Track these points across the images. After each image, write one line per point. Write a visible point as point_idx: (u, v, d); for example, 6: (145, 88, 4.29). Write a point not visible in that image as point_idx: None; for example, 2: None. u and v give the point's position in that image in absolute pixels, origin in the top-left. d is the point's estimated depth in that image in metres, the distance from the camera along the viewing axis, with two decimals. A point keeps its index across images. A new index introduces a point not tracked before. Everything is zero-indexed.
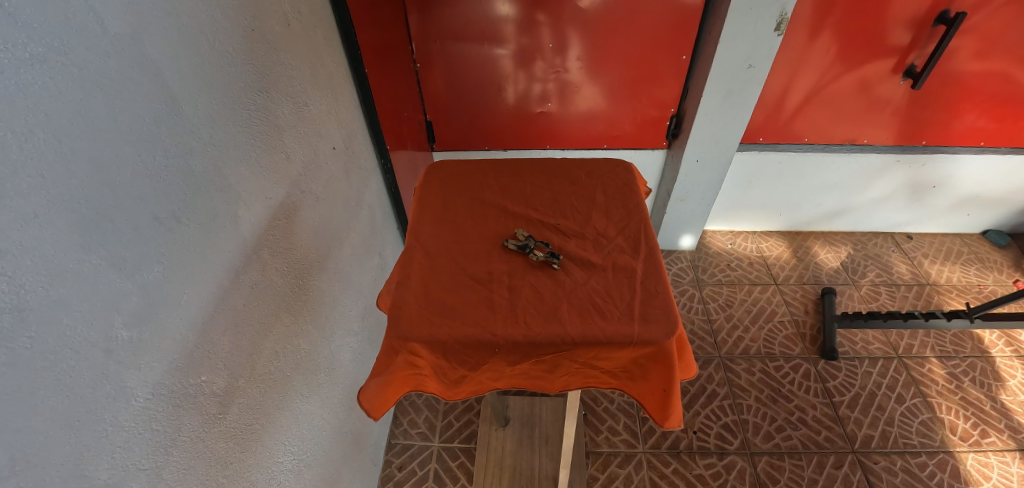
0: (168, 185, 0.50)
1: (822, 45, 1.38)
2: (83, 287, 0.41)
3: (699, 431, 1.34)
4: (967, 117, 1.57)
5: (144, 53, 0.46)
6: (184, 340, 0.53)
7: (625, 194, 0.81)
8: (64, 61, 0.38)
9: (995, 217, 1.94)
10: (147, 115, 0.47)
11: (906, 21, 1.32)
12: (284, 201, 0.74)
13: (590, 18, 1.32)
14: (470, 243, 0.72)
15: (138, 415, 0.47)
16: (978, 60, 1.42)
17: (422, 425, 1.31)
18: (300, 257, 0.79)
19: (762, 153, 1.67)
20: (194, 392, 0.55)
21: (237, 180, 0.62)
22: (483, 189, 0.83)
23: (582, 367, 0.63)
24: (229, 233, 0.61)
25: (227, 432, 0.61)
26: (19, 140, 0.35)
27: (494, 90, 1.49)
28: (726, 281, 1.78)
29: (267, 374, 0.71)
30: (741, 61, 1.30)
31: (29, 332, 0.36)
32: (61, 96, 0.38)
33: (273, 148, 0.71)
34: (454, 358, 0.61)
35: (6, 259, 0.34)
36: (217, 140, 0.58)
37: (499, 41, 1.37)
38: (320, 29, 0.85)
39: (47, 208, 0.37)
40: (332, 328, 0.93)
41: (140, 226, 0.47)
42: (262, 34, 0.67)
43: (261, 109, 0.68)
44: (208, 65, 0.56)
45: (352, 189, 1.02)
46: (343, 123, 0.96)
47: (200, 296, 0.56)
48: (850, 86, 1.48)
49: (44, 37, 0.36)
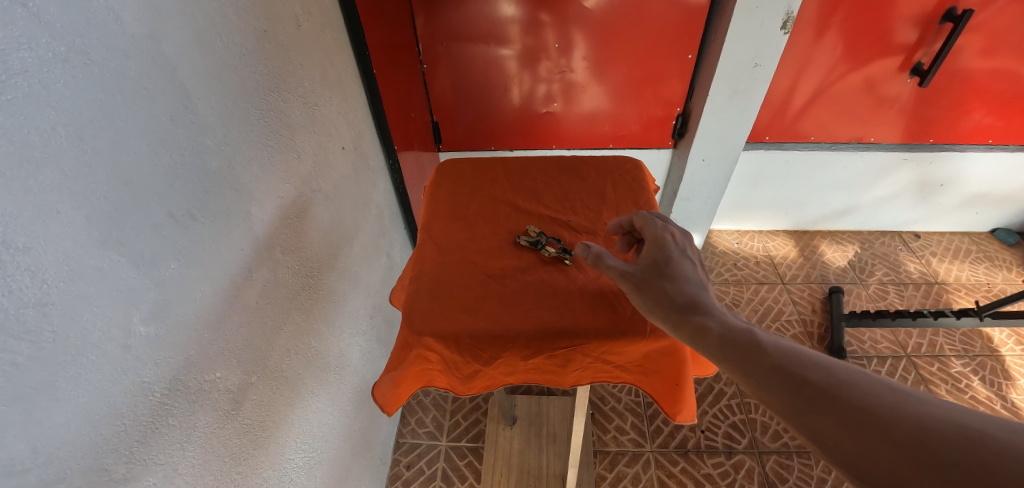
0: (185, 183, 0.51)
1: (828, 44, 1.38)
2: (103, 282, 0.42)
3: (706, 430, 1.33)
4: (975, 115, 1.56)
5: (161, 52, 0.47)
6: (198, 337, 0.54)
7: (635, 190, 0.81)
8: (86, 60, 0.39)
9: (1004, 215, 1.92)
10: (164, 114, 0.48)
11: (913, 19, 1.32)
12: (295, 200, 0.75)
13: (595, 18, 1.32)
14: (481, 239, 0.72)
15: (155, 410, 0.48)
16: (984, 58, 1.41)
17: (430, 424, 1.32)
18: (310, 255, 0.80)
19: (768, 152, 1.67)
20: (209, 387, 0.56)
21: (249, 179, 0.63)
22: (493, 186, 0.83)
23: (595, 362, 0.63)
24: (243, 231, 0.62)
25: (240, 429, 0.62)
26: (41, 137, 0.36)
27: (499, 90, 1.50)
28: (732, 280, 1.78)
29: (279, 371, 0.71)
30: (747, 60, 1.29)
31: (51, 326, 0.37)
32: (82, 95, 0.39)
33: (285, 148, 0.72)
34: (468, 353, 0.60)
35: (28, 254, 0.35)
36: (230, 138, 0.58)
37: (504, 42, 1.37)
38: (330, 31, 0.86)
39: (68, 205, 0.38)
40: (341, 327, 0.93)
41: (158, 223, 0.47)
42: (275, 35, 0.68)
43: (273, 109, 0.68)
44: (222, 64, 0.57)
45: (361, 188, 1.02)
46: (352, 123, 0.96)
47: (214, 292, 0.56)
48: (855, 84, 1.48)
49: (66, 36, 0.37)
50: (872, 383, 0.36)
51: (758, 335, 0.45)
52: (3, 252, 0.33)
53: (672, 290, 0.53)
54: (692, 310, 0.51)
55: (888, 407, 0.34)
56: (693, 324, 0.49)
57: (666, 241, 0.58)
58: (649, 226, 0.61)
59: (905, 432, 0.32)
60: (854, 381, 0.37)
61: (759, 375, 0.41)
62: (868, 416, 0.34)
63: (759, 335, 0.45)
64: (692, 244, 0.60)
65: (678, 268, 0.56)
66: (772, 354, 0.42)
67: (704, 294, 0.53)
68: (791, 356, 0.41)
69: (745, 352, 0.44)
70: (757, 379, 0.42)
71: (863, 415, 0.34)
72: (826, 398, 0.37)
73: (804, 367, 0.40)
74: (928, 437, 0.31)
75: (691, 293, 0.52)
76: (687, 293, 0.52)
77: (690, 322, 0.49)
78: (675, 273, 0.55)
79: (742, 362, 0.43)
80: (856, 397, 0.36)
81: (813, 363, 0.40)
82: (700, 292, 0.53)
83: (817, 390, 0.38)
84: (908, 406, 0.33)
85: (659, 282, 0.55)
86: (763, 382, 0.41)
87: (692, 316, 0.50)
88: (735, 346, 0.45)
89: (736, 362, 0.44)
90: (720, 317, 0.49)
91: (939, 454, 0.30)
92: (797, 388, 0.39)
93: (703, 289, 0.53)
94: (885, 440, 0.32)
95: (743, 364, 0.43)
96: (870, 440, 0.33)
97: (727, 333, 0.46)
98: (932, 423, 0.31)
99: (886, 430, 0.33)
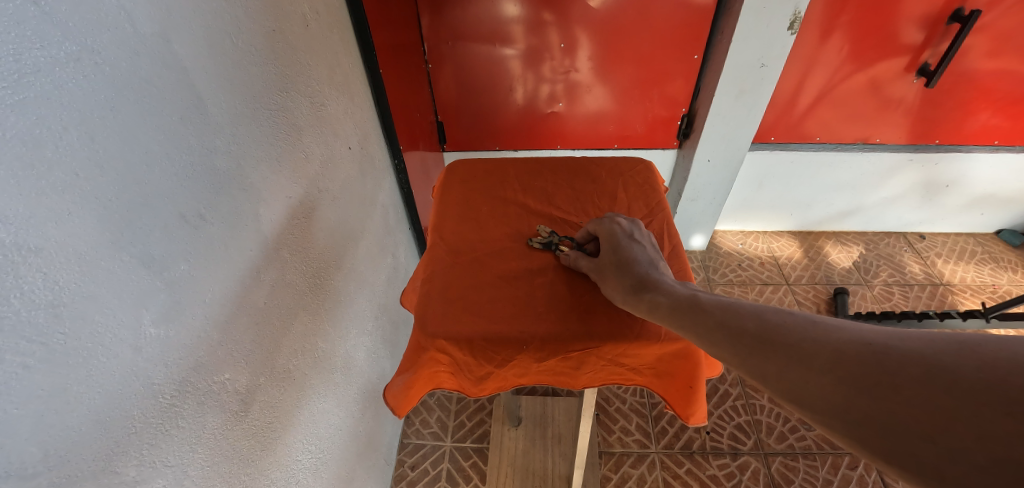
0: (195, 183, 0.51)
1: (835, 44, 1.37)
2: (113, 284, 0.41)
3: (712, 432, 1.33)
4: (981, 116, 1.56)
5: (171, 51, 0.47)
6: (207, 338, 0.53)
7: (646, 192, 0.80)
8: (97, 60, 0.39)
9: (1009, 217, 1.92)
10: (174, 114, 0.47)
11: (920, 19, 1.31)
12: (303, 200, 0.74)
13: (600, 18, 1.31)
14: (492, 241, 0.72)
15: (164, 411, 0.47)
16: (991, 59, 1.41)
17: (434, 425, 1.31)
18: (317, 256, 0.79)
19: (773, 152, 1.66)
20: (218, 389, 0.55)
21: (258, 179, 0.62)
22: (503, 187, 0.83)
23: (608, 364, 0.62)
24: (252, 232, 0.61)
25: (248, 430, 0.62)
26: (53, 138, 0.35)
27: (504, 90, 1.49)
28: (737, 281, 1.77)
29: (286, 372, 0.71)
30: (753, 60, 1.29)
31: (62, 328, 0.37)
32: (94, 95, 0.38)
33: (293, 149, 0.71)
34: (481, 355, 0.59)
35: (40, 256, 0.35)
36: (240, 139, 0.58)
37: (509, 42, 1.37)
38: (337, 30, 0.86)
39: (79, 206, 0.38)
40: (347, 327, 0.93)
41: (168, 224, 0.47)
42: (284, 35, 0.68)
43: (282, 109, 0.68)
44: (232, 64, 0.56)
45: (367, 189, 1.02)
46: (358, 123, 0.96)
47: (223, 293, 0.56)
48: (861, 85, 1.48)
49: (78, 36, 0.37)
50: (797, 321, 0.41)
51: (704, 299, 0.50)
52: (14, 254, 0.33)
53: (627, 271, 0.58)
54: (645, 287, 0.56)
55: (813, 340, 0.38)
56: (646, 299, 0.54)
57: (615, 230, 0.64)
58: (601, 221, 0.68)
59: (826, 358, 0.36)
60: (785, 325, 0.42)
61: (708, 335, 0.46)
62: (797, 351, 0.38)
63: (705, 299, 0.50)
64: (643, 231, 0.66)
65: (630, 251, 0.61)
66: (714, 313, 0.47)
67: (656, 271, 0.58)
68: (732, 314, 0.46)
69: (693, 315, 0.49)
70: (706, 336, 0.47)
71: (791, 351, 0.39)
72: (763, 344, 0.41)
73: (744, 320, 0.45)
74: (843, 355, 0.35)
75: (645, 272, 0.58)
76: (639, 271, 0.58)
77: (645, 296, 0.54)
78: (629, 258, 0.60)
79: (692, 325, 0.48)
80: (787, 338, 0.40)
81: (751, 314, 0.45)
82: (653, 270, 0.58)
83: (756, 337, 0.42)
84: (828, 334, 0.38)
85: (615, 266, 0.60)
86: (710, 339, 0.46)
87: (646, 292, 0.55)
88: (682, 311, 0.50)
89: (685, 324, 0.49)
90: (670, 289, 0.54)
91: (850, 368, 0.34)
92: (738, 339, 0.43)
93: (654, 267, 0.59)
94: (812, 368, 0.36)
95: (693, 327, 0.48)
96: (799, 370, 0.37)
97: (677, 302, 0.51)
98: (845, 344, 0.36)
99: (811, 358, 0.37)
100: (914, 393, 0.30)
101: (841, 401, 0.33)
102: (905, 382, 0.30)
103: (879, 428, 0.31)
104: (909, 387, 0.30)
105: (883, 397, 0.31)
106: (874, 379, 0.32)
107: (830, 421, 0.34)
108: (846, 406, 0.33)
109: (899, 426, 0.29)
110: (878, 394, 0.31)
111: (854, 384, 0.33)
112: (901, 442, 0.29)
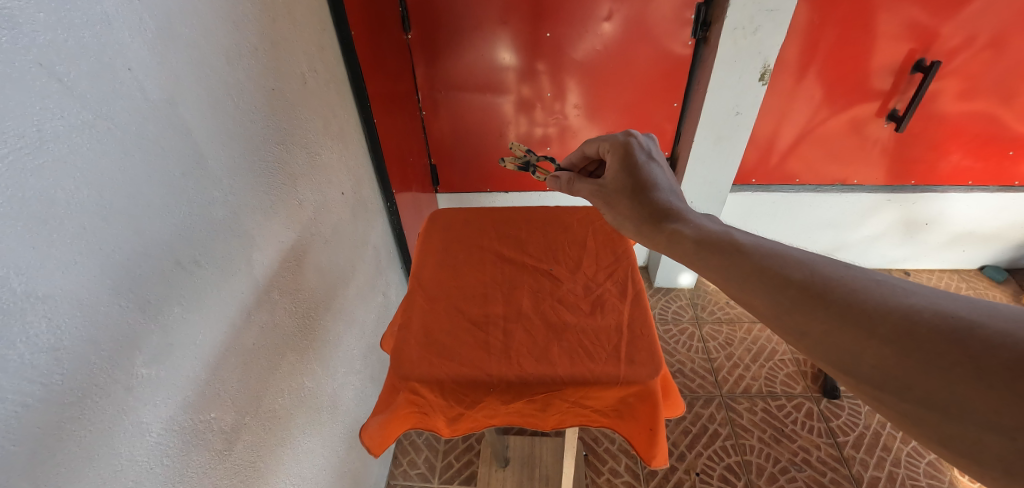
0: (193, 231, 0.55)
1: (808, 91, 1.46)
2: (109, 326, 0.44)
3: (701, 473, 1.32)
4: (954, 157, 1.63)
5: (177, 114, 0.52)
6: (196, 378, 0.56)
7: (613, 239, 0.85)
8: (110, 125, 0.43)
9: (991, 253, 1.97)
10: (176, 170, 0.52)
11: (885, 69, 1.39)
12: (295, 244, 0.79)
13: (585, 69, 1.40)
14: (468, 286, 0.76)
15: (151, 450, 0.50)
16: (957, 104, 1.48)
17: (422, 465, 1.31)
18: (308, 297, 0.83)
19: (755, 193, 1.74)
20: (203, 428, 0.57)
21: (252, 225, 0.66)
22: (481, 234, 0.87)
23: (573, 406, 0.64)
24: (244, 275, 0.65)
25: (232, 468, 0.63)
26: (66, 196, 0.40)
27: (496, 135, 1.58)
28: (725, 318, 1.77)
29: (272, 411, 0.73)
30: (729, 108, 1.36)
31: (61, 370, 0.40)
32: (106, 156, 0.43)
33: (287, 196, 0.76)
34: (451, 396, 0.62)
35: (46, 302, 0.38)
36: (236, 190, 0.63)
37: (499, 90, 1.46)
38: (334, 85, 0.93)
39: (85, 256, 0.42)
40: (335, 366, 0.95)
41: (165, 270, 0.51)
42: (283, 92, 0.74)
43: (278, 159, 0.73)
44: (232, 120, 0.62)
45: (359, 230, 1.07)
46: (352, 169, 1.02)
47: (213, 336, 0.59)
48: (836, 128, 1.55)
49: (94, 105, 0.42)
50: (857, 279, 0.38)
51: (737, 239, 0.49)
52: (23, 301, 0.37)
53: (647, 202, 0.61)
54: (668, 220, 0.58)
55: (873, 301, 0.36)
56: (668, 232, 0.55)
57: (631, 146, 0.69)
58: (620, 145, 0.71)
59: (892, 326, 0.34)
60: (839, 280, 0.39)
61: (742, 279, 0.44)
62: (853, 311, 0.36)
63: (739, 238, 0.48)
64: (659, 153, 0.70)
65: (650, 177, 0.65)
66: (755, 257, 0.45)
67: (676, 203, 0.60)
68: (775, 261, 0.43)
69: (725, 255, 0.47)
70: (750, 293, 0.43)
71: (846, 310, 0.36)
72: (809, 298, 0.39)
73: (789, 270, 0.42)
74: (915, 326, 0.33)
75: (664, 203, 0.60)
76: (663, 203, 0.60)
77: (665, 231, 0.56)
78: (648, 188, 0.63)
79: (721, 266, 0.47)
80: (838, 295, 0.38)
81: (797, 264, 0.43)
82: (673, 201, 0.60)
83: (802, 290, 0.40)
84: (894, 298, 0.35)
85: (635, 192, 0.64)
86: (749, 286, 0.44)
87: (668, 225, 0.56)
88: (711, 251, 0.49)
89: (714, 264, 0.48)
90: (696, 224, 0.54)
91: (921, 342, 0.32)
92: (784, 289, 0.41)
93: (673, 197, 0.62)
94: (871, 335, 0.34)
95: (725, 271, 0.46)
96: (856, 337, 0.35)
97: (703, 239, 0.51)
98: (916, 310, 0.34)
99: (873, 324, 0.35)
100: (996, 381, 0.28)
101: (902, 377, 0.32)
102: (990, 367, 0.29)
103: (941, 413, 0.30)
104: (995, 374, 0.28)
105: (959, 382, 0.30)
106: (953, 357, 0.30)
107: (886, 396, 0.33)
108: (907, 383, 0.32)
109: (972, 413, 0.29)
110: (955, 379, 0.30)
111: (925, 361, 0.31)
112: (971, 428, 0.29)
